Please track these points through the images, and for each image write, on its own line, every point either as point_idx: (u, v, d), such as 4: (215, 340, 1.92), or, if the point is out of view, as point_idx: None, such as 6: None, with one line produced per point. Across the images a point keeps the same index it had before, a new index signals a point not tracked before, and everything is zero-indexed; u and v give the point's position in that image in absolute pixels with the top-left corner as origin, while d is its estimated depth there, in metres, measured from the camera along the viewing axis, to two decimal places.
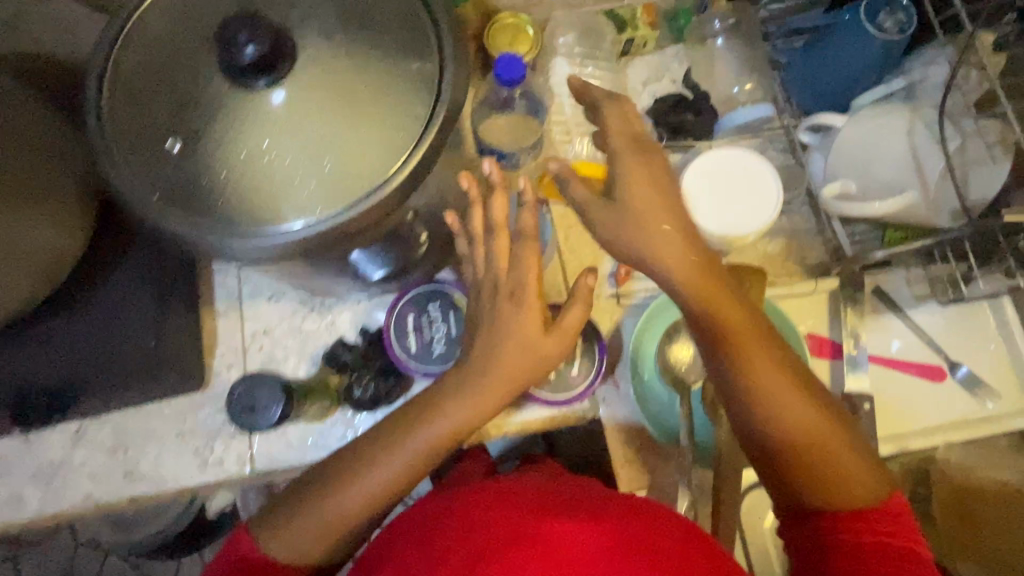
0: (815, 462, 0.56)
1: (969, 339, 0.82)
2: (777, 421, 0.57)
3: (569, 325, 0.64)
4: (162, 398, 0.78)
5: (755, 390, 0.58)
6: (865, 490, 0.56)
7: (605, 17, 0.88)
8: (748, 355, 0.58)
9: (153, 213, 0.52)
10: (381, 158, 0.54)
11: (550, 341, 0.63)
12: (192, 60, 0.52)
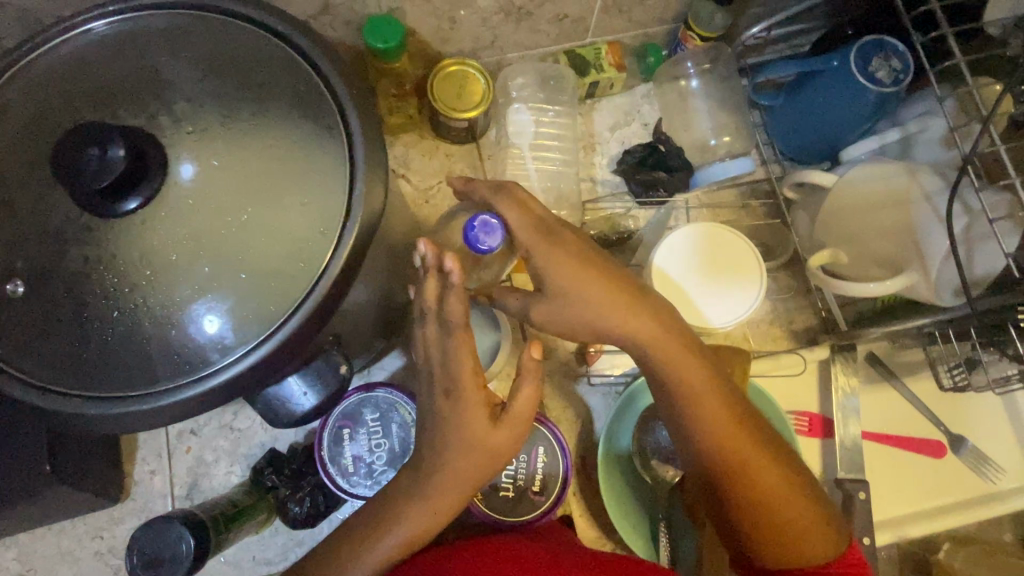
0: (769, 522, 0.49)
1: (973, 411, 0.74)
2: (780, 549, 0.49)
3: (522, 413, 0.48)
4: (73, 516, 0.69)
5: (757, 511, 0.49)
6: (823, 547, 0.49)
7: (566, 59, 0.79)
8: (755, 482, 0.49)
9: None
10: (280, 288, 0.44)
11: (499, 436, 0.48)
12: (36, 178, 0.42)
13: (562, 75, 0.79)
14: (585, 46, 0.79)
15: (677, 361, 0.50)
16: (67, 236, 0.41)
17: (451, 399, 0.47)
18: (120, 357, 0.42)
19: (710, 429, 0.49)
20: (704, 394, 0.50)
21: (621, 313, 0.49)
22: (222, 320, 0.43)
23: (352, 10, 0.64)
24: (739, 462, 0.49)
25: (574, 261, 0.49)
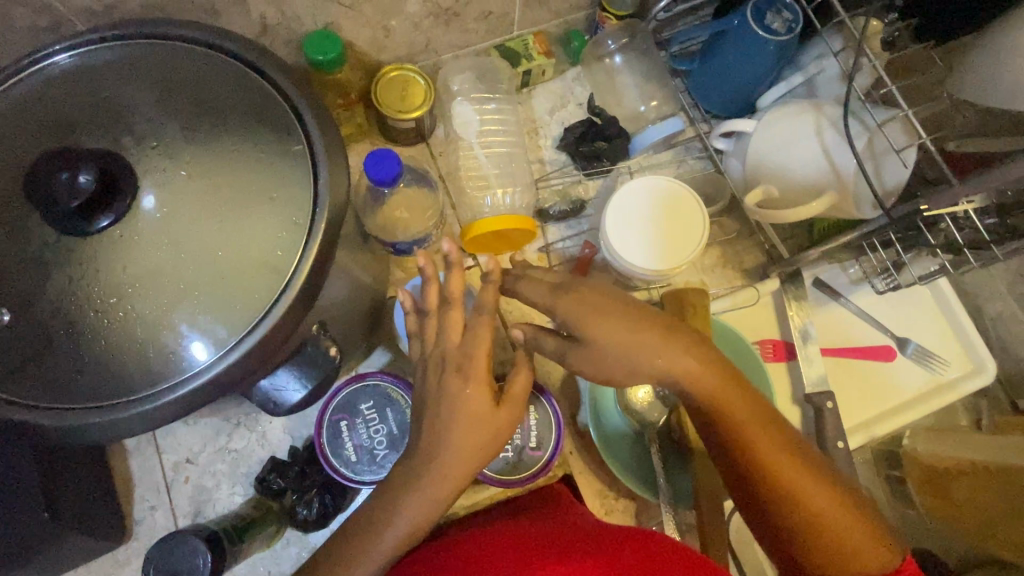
0: (827, 536, 0.49)
1: (911, 314, 0.82)
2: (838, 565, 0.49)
3: (520, 392, 0.52)
4: (77, 565, 0.68)
5: (813, 527, 0.49)
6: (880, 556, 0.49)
7: (497, 53, 0.84)
8: (808, 493, 0.50)
9: None
10: (261, 281, 0.46)
11: (501, 415, 0.51)
12: (6, 211, 0.44)
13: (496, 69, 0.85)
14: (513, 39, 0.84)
15: (724, 402, 0.51)
16: (47, 259, 0.43)
17: (454, 380, 0.50)
18: (114, 370, 0.44)
19: (761, 460, 0.50)
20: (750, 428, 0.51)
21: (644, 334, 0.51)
22: (208, 319, 0.45)
23: (288, 29, 0.67)
24: (800, 490, 0.49)
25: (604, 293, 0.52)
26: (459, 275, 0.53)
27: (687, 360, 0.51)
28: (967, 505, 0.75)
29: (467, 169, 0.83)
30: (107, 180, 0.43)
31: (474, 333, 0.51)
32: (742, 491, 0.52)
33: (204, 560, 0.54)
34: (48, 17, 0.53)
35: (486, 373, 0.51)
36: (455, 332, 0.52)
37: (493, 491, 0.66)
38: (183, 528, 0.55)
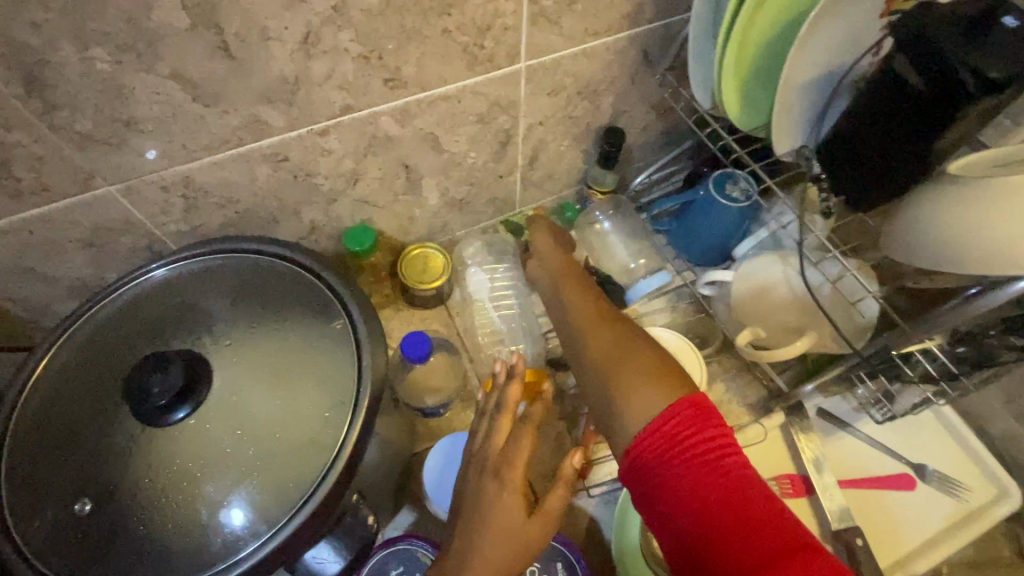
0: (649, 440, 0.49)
1: (921, 439, 0.84)
2: (668, 431, 0.48)
3: (551, 509, 0.53)
4: None
5: (676, 462, 0.47)
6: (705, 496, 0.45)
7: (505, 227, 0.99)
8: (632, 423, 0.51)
9: None
10: (310, 457, 0.52)
11: (532, 528, 0.53)
12: (102, 411, 0.52)
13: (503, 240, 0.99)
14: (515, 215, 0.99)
15: (634, 364, 0.56)
16: (131, 451, 0.50)
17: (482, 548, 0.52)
18: (179, 551, 0.48)
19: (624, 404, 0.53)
20: (628, 386, 0.54)
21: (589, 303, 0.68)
22: (263, 496, 0.50)
23: (332, 227, 0.81)
24: (663, 422, 0.49)
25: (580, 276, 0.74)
26: (516, 386, 0.59)
27: (614, 343, 0.60)
28: None
29: (482, 326, 0.93)
30: (185, 390, 0.50)
31: (518, 439, 0.55)
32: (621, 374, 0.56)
33: None
34: (146, 241, 0.66)
35: (522, 483, 0.54)
36: (495, 456, 0.56)
37: None
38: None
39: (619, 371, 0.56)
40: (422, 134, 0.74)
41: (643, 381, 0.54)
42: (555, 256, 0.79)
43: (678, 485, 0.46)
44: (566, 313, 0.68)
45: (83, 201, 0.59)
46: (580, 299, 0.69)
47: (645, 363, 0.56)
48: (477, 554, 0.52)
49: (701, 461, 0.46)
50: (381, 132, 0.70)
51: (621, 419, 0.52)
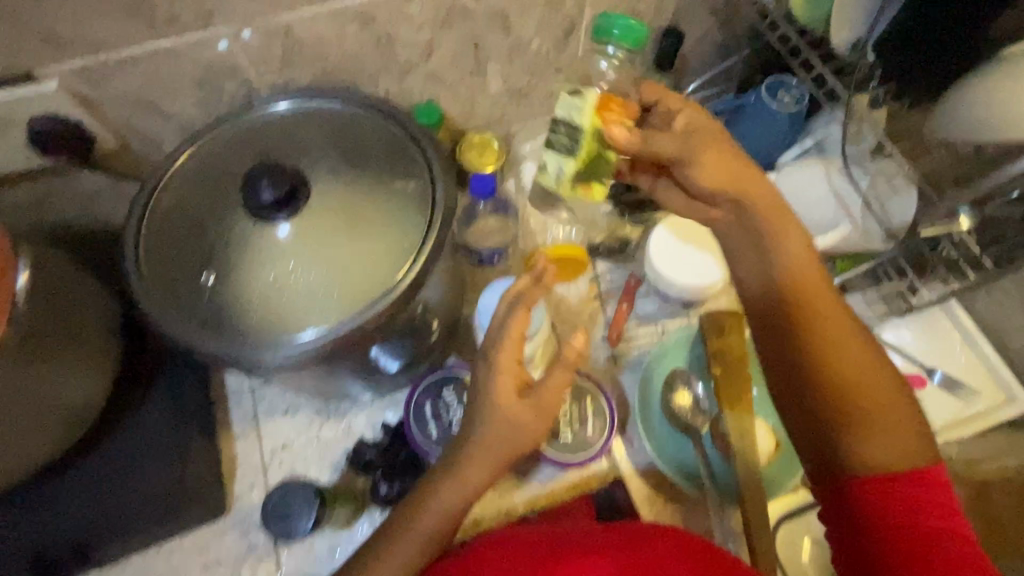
0: (852, 408, 0.58)
1: (936, 345, 0.89)
2: (899, 493, 0.56)
3: (548, 391, 0.60)
4: (181, 531, 0.77)
5: (854, 424, 0.57)
6: (900, 458, 0.56)
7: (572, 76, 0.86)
8: (833, 380, 0.58)
9: (190, 338, 0.58)
10: (390, 264, 0.62)
11: (522, 408, 0.59)
12: (220, 210, 0.62)
13: (562, 104, 0.65)
14: (588, 136, 0.64)
15: (867, 388, 0.58)
16: (246, 240, 0.61)
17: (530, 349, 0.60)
18: (283, 321, 0.60)
19: (819, 350, 0.59)
20: (873, 410, 0.58)
21: (778, 222, 0.62)
22: (349, 290, 0.61)
23: (402, 103, 0.88)
24: (921, 475, 0.56)
25: (720, 158, 0.63)
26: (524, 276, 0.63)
27: (836, 336, 0.59)
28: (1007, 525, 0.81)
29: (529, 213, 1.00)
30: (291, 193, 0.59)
31: (507, 328, 0.60)
32: (788, 365, 0.61)
33: (310, 520, 0.62)
34: (245, 87, 0.75)
35: (512, 371, 0.59)
36: (499, 348, 0.60)
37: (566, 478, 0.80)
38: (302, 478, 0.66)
39: (839, 383, 0.58)
40: (494, 12, 0.79)
41: (891, 421, 0.57)
42: (702, 133, 0.63)
43: (883, 550, 0.55)
44: (772, 262, 0.62)
45: (200, 38, 0.67)
46: (800, 253, 0.61)
47: (865, 381, 0.58)
48: (484, 437, 0.59)
49: (909, 545, 0.54)
50: (458, 3, 0.76)
51: (784, 345, 0.61)
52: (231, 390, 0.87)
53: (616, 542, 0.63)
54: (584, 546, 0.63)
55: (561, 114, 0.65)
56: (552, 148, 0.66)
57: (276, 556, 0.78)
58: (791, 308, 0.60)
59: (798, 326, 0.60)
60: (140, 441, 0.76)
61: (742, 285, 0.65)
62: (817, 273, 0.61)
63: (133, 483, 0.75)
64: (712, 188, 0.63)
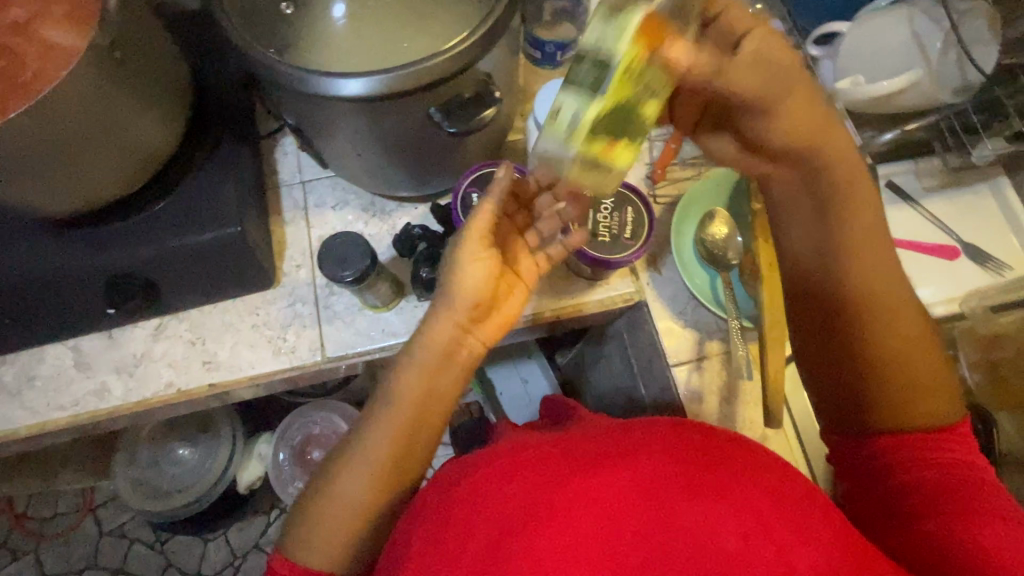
0: (893, 373, 0.63)
1: (978, 221, 0.89)
2: (929, 458, 0.62)
3: (478, 224, 0.66)
4: (237, 292, 0.84)
5: (897, 391, 0.63)
6: (931, 414, 0.63)
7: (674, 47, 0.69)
8: (878, 354, 0.63)
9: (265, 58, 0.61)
10: (457, 26, 0.64)
11: (483, 254, 0.67)
12: None
13: (591, 32, 0.50)
14: (621, 73, 0.48)
15: (911, 359, 0.63)
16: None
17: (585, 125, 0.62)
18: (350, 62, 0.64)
19: (869, 356, 0.64)
20: (901, 357, 0.63)
21: (827, 137, 0.63)
22: (414, 46, 0.65)
23: None
24: (935, 455, 0.62)
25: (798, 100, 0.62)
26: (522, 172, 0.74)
27: (886, 300, 0.64)
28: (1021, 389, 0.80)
29: None
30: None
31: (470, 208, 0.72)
32: (826, 311, 0.67)
33: (361, 265, 0.67)
34: None
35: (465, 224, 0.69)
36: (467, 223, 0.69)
37: (597, 292, 0.85)
38: (359, 236, 0.70)
39: (885, 355, 0.63)
40: None
41: (919, 382, 0.63)
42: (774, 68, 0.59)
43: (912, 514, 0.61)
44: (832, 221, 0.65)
45: None
46: (865, 225, 0.65)
47: (898, 334, 0.63)
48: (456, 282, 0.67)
49: (940, 497, 0.59)
50: None
51: (845, 341, 0.65)
52: (283, 182, 0.91)
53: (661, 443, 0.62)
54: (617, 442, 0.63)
55: (588, 42, 0.50)
56: (571, 86, 0.50)
57: (318, 327, 0.84)
58: (829, 276, 0.66)
59: (840, 308, 0.65)
60: (202, 194, 0.79)
61: (785, 245, 0.71)
62: (893, 317, 0.63)
63: (189, 231, 0.76)
64: (785, 140, 0.64)
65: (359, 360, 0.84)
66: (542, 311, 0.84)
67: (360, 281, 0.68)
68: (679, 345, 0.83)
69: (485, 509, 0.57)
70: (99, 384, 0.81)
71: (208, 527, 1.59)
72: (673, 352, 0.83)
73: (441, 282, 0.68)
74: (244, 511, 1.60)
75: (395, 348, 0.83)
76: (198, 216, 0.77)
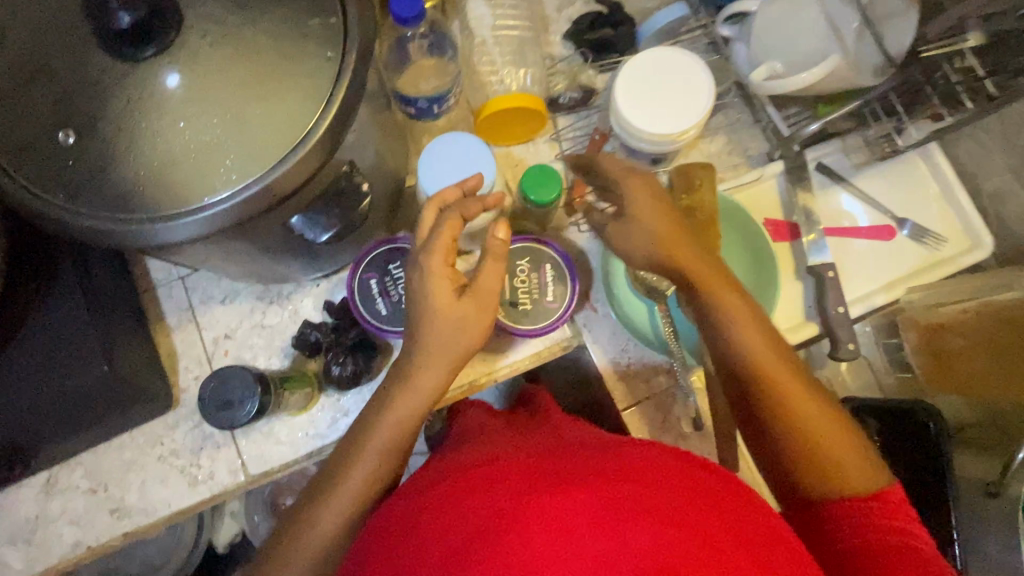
0: (807, 446, 0.54)
1: (911, 194, 0.86)
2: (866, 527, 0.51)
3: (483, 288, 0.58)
4: (130, 426, 0.73)
5: (809, 457, 0.54)
6: (863, 487, 0.53)
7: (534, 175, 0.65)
8: (785, 425, 0.55)
9: (68, 211, 0.48)
10: (302, 106, 0.49)
11: (464, 305, 0.58)
12: (67, 48, 0.48)
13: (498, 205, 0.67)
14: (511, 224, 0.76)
15: (824, 440, 0.54)
16: (105, 84, 0.48)
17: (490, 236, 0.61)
18: (173, 181, 0.48)
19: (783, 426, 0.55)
20: (811, 429, 0.55)
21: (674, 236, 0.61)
22: (249, 141, 0.48)
23: None
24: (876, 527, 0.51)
25: (656, 205, 0.63)
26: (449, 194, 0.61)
27: (769, 367, 0.57)
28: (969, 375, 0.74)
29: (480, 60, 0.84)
30: (145, 24, 0.46)
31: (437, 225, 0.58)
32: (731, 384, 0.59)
33: (253, 406, 0.58)
34: None
35: (444, 252, 0.57)
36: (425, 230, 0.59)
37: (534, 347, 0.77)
38: (243, 364, 0.60)
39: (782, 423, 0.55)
40: None
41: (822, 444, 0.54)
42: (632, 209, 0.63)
43: None
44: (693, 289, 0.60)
45: None
46: (731, 299, 0.59)
47: (804, 404, 0.56)
48: (442, 341, 0.58)
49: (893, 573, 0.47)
50: None
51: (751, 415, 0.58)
52: (158, 282, 0.79)
53: (625, 465, 0.49)
54: (573, 461, 0.51)
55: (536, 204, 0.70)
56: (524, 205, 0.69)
57: (235, 443, 0.75)
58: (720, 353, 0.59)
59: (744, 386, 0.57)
60: (49, 336, 0.67)
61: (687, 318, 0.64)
62: (791, 379, 0.57)
63: (52, 382, 0.66)
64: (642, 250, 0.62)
65: (287, 468, 0.76)
66: (475, 382, 0.77)
67: (255, 419, 0.60)
68: (626, 388, 0.78)
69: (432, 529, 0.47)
70: None
71: None
72: (621, 395, 0.78)
73: (417, 335, 0.58)
74: None
75: (325, 449, 0.76)
76: (54, 366, 0.66)
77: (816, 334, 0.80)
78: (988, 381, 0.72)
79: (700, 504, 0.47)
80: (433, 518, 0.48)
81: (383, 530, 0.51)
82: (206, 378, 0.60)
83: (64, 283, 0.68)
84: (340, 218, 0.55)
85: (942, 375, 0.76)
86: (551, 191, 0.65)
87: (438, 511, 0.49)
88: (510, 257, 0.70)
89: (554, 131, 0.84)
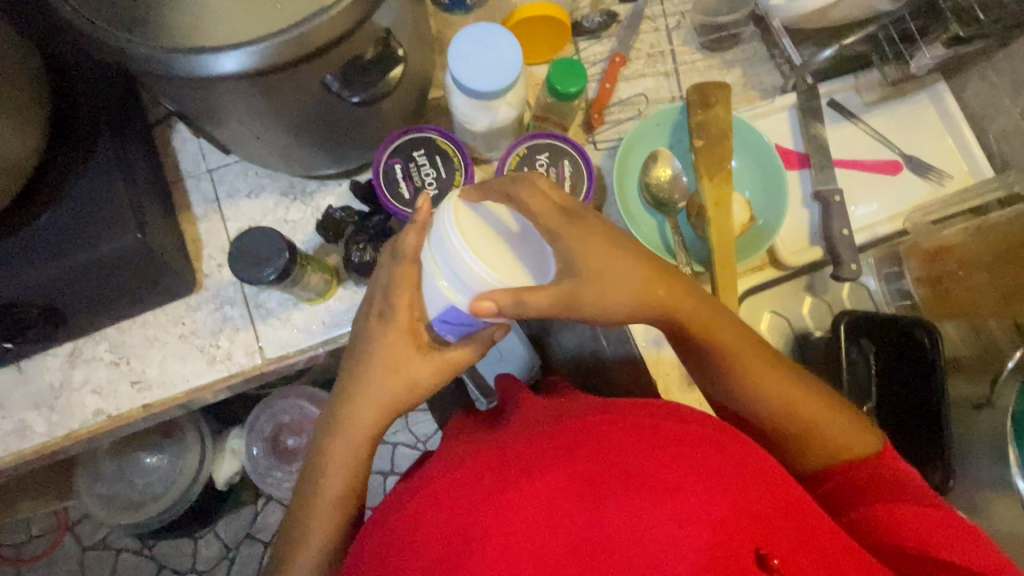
0: (805, 441, 0.59)
1: (919, 133, 0.88)
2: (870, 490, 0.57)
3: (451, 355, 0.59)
4: (155, 304, 0.77)
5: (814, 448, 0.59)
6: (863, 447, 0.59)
7: (557, 68, 0.68)
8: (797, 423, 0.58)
9: (123, 44, 0.51)
10: None
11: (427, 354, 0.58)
12: None
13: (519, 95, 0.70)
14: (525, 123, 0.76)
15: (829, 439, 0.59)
16: None
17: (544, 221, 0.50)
18: (221, 19, 0.51)
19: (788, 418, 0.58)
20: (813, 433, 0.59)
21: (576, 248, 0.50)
22: None
23: None
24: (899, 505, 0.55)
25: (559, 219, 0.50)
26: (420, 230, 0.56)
27: (764, 380, 0.58)
28: (966, 297, 0.77)
29: None
30: None
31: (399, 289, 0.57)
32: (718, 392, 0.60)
33: (277, 265, 0.61)
34: None
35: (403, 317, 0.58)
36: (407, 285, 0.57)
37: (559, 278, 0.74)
38: (275, 229, 0.63)
39: (785, 436, 0.59)
40: None
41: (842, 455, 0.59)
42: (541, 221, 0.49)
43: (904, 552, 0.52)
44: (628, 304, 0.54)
45: None
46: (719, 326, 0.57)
47: (812, 420, 0.58)
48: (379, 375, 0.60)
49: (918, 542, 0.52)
50: None
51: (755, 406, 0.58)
52: (187, 174, 0.82)
53: (616, 445, 0.46)
54: (568, 433, 0.48)
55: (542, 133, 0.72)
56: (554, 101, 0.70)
57: (253, 328, 0.78)
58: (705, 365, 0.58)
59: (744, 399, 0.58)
60: (81, 200, 0.69)
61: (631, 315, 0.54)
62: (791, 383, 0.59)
63: (81, 246, 0.67)
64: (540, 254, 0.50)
65: (303, 358, 0.79)
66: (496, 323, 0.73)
67: (277, 281, 0.63)
68: None
69: (441, 513, 0.46)
70: (18, 422, 0.74)
71: (180, 547, 1.45)
72: None
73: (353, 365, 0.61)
74: (213, 528, 1.45)
75: (339, 339, 0.78)
76: (87, 232, 0.67)
77: (819, 258, 0.83)
78: (977, 301, 0.76)
79: (682, 464, 0.45)
80: (430, 503, 0.47)
81: (374, 524, 0.51)
82: (237, 239, 0.63)
83: (103, 152, 0.71)
84: (370, 82, 0.57)
85: (940, 302, 0.80)
86: (574, 82, 0.67)
87: (426, 502, 0.48)
88: (529, 151, 0.73)
89: (576, 53, 0.86)
